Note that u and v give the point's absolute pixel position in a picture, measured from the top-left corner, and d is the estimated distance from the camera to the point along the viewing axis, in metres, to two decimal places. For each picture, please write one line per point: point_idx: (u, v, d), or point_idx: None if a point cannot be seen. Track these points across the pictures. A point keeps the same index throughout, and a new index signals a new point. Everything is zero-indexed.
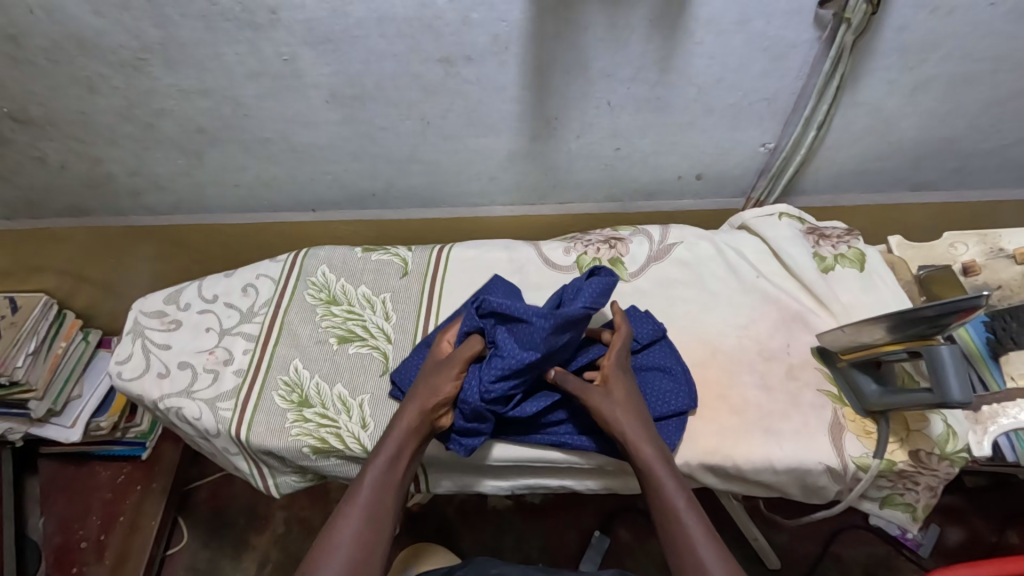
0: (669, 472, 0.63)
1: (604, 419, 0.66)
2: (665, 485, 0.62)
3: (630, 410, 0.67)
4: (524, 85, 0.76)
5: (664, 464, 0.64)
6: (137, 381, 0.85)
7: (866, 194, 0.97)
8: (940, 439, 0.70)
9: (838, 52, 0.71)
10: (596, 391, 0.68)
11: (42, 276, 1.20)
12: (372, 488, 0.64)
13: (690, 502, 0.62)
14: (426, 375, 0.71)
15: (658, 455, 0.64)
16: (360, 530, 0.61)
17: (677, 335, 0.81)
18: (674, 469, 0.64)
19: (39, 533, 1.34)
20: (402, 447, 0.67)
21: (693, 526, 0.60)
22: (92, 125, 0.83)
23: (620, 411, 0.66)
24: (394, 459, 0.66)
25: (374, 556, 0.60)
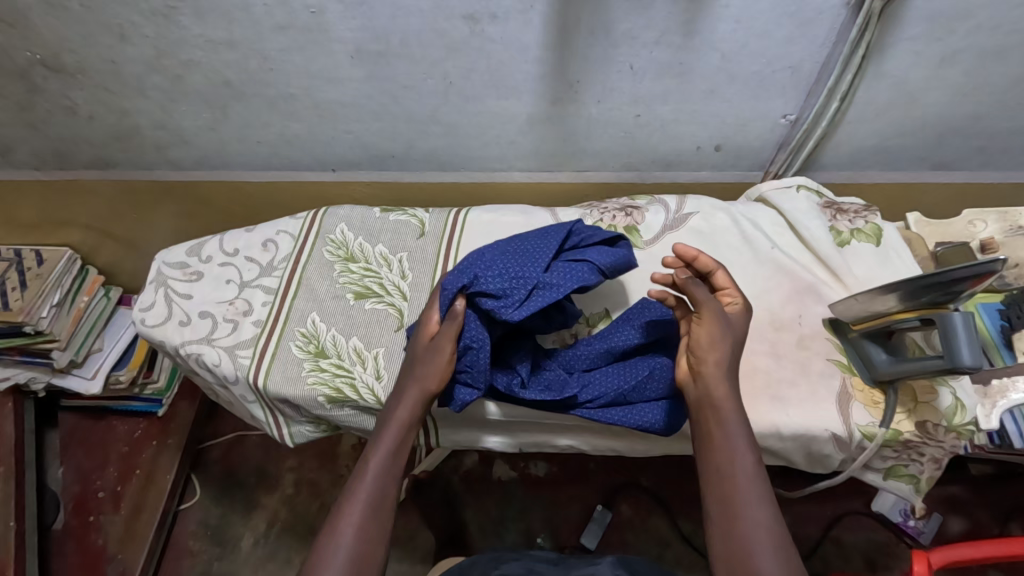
0: (745, 433, 0.63)
1: (708, 340, 0.66)
2: (731, 438, 0.62)
3: (721, 352, 0.66)
4: (547, 46, 0.76)
5: (752, 455, 0.62)
6: (160, 328, 0.87)
7: (886, 171, 0.97)
8: (948, 412, 0.71)
9: (866, 19, 0.71)
10: (716, 310, 0.67)
11: (67, 230, 1.23)
12: (374, 475, 0.65)
13: (756, 466, 0.61)
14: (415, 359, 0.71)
15: (735, 413, 0.64)
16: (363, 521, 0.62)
17: None
18: (745, 425, 0.64)
19: (59, 483, 1.39)
20: (399, 437, 0.68)
21: (754, 485, 0.60)
22: (122, 75, 0.85)
23: (719, 348, 0.66)
24: (393, 450, 0.68)
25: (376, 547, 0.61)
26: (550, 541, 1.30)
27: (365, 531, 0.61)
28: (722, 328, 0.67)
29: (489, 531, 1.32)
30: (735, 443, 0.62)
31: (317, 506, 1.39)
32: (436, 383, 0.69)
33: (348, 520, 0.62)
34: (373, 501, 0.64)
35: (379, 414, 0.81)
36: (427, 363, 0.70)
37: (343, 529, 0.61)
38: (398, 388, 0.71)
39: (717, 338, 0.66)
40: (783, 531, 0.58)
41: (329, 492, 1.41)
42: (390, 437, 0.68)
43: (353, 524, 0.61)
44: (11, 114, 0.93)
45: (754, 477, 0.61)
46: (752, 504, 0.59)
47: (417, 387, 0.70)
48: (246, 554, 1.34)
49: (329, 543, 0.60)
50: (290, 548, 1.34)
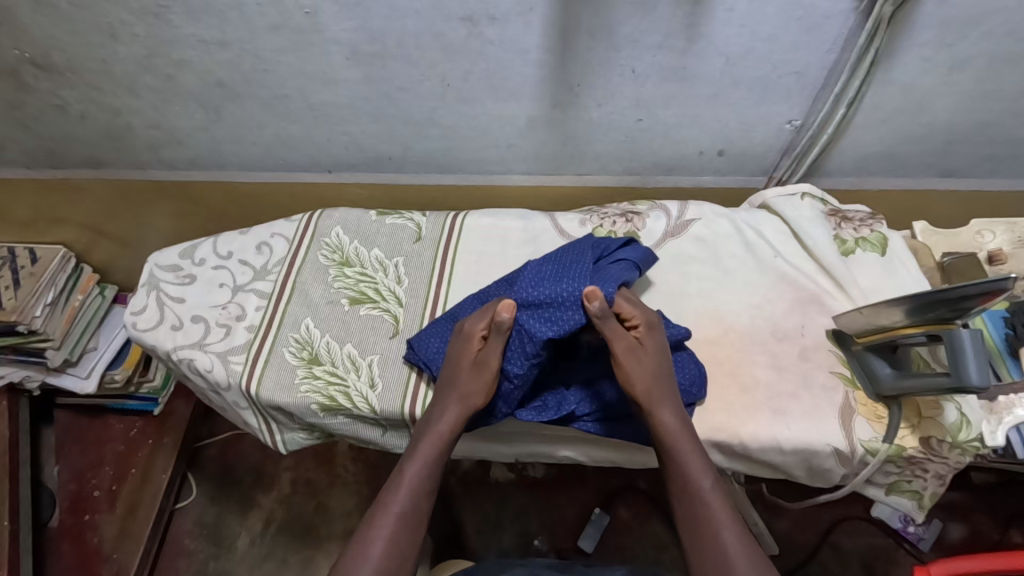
0: (698, 458, 0.65)
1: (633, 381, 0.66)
2: (687, 463, 0.64)
3: (652, 382, 0.66)
4: (547, 49, 0.74)
5: (709, 478, 0.64)
6: (152, 332, 0.86)
7: (892, 178, 0.95)
8: (953, 428, 0.69)
9: (875, 24, 0.69)
10: (631, 350, 0.67)
11: (60, 228, 1.21)
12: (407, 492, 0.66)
13: (715, 489, 0.64)
14: (450, 375, 0.71)
15: (686, 436, 0.66)
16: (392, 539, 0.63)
17: (690, 312, 0.80)
18: (698, 446, 0.66)
19: (54, 480, 1.37)
20: (436, 453, 0.68)
21: (717, 508, 0.63)
22: (114, 74, 0.83)
23: (649, 379, 0.67)
24: (429, 466, 0.68)
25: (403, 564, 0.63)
26: (547, 544, 1.30)
27: (393, 548, 0.63)
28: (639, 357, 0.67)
29: (486, 533, 1.31)
30: (690, 469, 0.64)
31: (313, 507, 1.38)
32: (479, 400, 0.69)
33: (378, 535, 0.63)
34: (403, 518, 0.65)
35: (373, 422, 0.80)
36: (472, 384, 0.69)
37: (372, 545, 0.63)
38: (436, 402, 0.71)
39: (653, 367, 0.67)
40: (755, 550, 0.61)
41: (325, 493, 1.40)
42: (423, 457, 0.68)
43: (382, 539, 0.63)
44: (1, 112, 0.91)
45: (718, 497, 0.63)
46: (720, 527, 0.62)
47: (458, 405, 0.69)
48: (242, 554, 1.33)
49: (358, 557, 0.62)
50: (286, 548, 1.34)
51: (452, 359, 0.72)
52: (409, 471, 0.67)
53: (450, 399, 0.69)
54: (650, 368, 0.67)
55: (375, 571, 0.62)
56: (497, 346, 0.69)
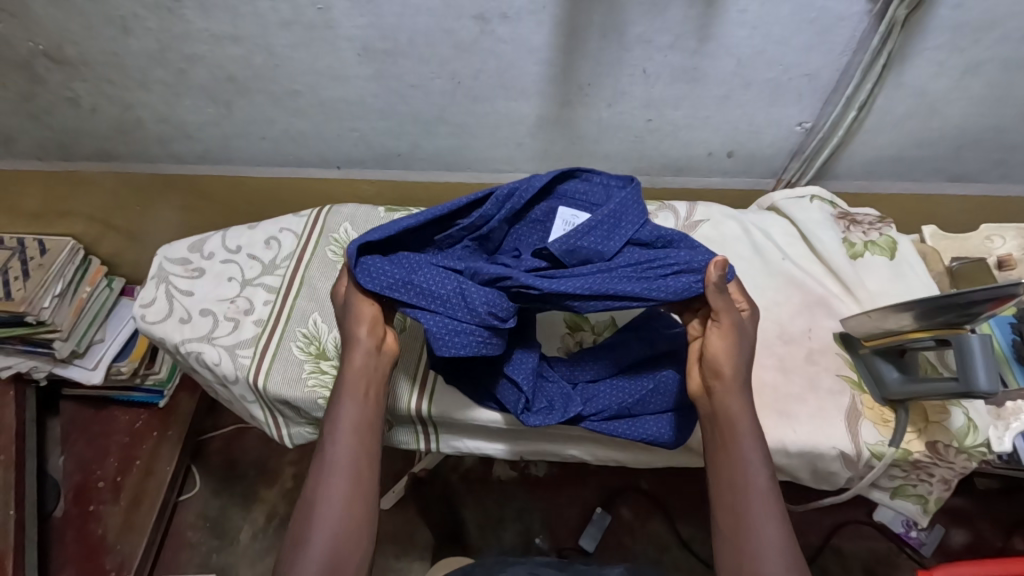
0: (755, 447, 0.61)
1: (719, 357, 0.63)
2: (740, 451, 0.61)
3: (739, 367, 0.63)
4: (559, 48, 0.74)
5: (761, 470, 0.61)
6: (161, 324, 0.86)
7: (901, 182, 0.95)
8: (960, 432, 0.69)
9: (888, 27, 0.69)
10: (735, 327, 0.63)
11: (69, 220, 1.22)
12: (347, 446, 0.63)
13: (769, 484, 0.60)
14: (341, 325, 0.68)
15: (749, 423, 0.62)
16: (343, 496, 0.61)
17: None
18: (759, 437, 0.62)
19: (60, 471, 1.38)
20: (364, 402, 0.65)
21: (761, 495, 0.59)
22: (125, 68, 0.83)
23: (735, 363, 0.63)
24: (361, 417, 0.65)
25: (355, 517, 0.60)
26: (548, 542, 1.30)
27: (347, 500, 0.61)
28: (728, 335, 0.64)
29: (487, 530, 1.31)
30: (745, 454, 0.61)
31: None
32: (369, 333, 0.66)
33: (330, 490, 0.61)
34: (349, 468, 0.62)
35: None
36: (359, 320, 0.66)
37: (325, 502, 0.60)
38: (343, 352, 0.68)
39: (737, 345, 0.64)
40: (790, 538, 0.58)
41: None
42: (357, 400, 0.65)
43: (337, 495, 0.61)
44: (13, 104, 0.91)
45: (764, 486, 0.60)
46: (762, 519, 0.58)
47: (360, 348, 0.66)
48: (245, 547, 1.34)
49: (312, 518, 0.60)
50: None
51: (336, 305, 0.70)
52: (341, 418, 0.64)
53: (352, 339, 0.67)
54: (742, 353, 0.64)
55: (331, 529, 0.59)
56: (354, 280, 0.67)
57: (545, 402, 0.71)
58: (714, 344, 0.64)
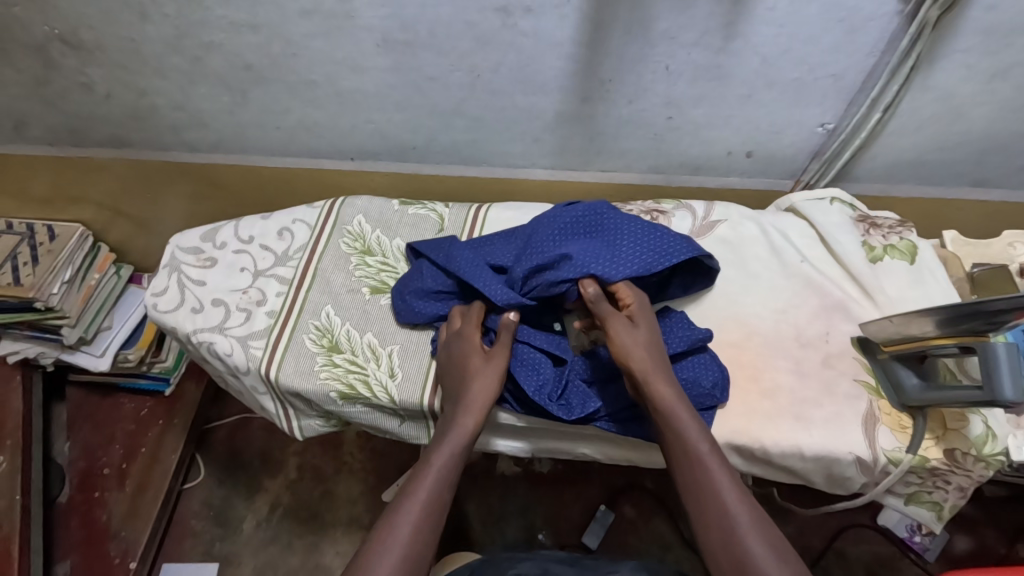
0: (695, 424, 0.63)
1: (624, 347, 0.67)
2: (686, 436, 0.62)
3: (649, 352, 0.67)
4: (581, 42, 0.73)
5: (705, 441, 0.62)
6: (172, 313, 0.86)
7: (922, 186, 0.94)
8: (978, 441, 0.68)
9: (918, 28, 0.68)
10: (620, 318, 0.69)
11: (79, 207, 1.21)
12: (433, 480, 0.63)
13: (712, 452, 0.62)
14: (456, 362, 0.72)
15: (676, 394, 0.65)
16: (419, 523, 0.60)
17: (714, 315, 0.79)
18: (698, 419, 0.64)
19: (65, 457, 1.38)
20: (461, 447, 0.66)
21: (719, 474, 0.60)
22: (141, 54, 0.82)
23: (640, 346, 0.67)
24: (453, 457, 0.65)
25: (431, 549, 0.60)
26: (552, 538, 1.30)
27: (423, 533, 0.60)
28: (634, 330, 0.68)
29: (491, 526, 1.31)
30: (686, 434, 0.63)
31: (321, 492, 1.39)
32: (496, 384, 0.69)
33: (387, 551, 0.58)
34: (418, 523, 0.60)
35: (391, 412, 0.80)
36: (477, 379, 0.69)
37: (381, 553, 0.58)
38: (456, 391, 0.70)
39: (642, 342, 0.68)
40: (759, 518, 0.58)
41: (333, 479, 1.40)
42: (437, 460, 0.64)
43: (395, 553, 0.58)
44: (27, 88, 0.91)
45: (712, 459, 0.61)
46: (722, 491, 0.59)
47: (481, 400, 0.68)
48: (249, 537, 1.34)
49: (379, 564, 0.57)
50: (291, 532, 1.34)
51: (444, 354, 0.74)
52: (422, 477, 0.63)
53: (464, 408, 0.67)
54: (650, 341, 0.68)
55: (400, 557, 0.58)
56: (507, 339, 0.72)
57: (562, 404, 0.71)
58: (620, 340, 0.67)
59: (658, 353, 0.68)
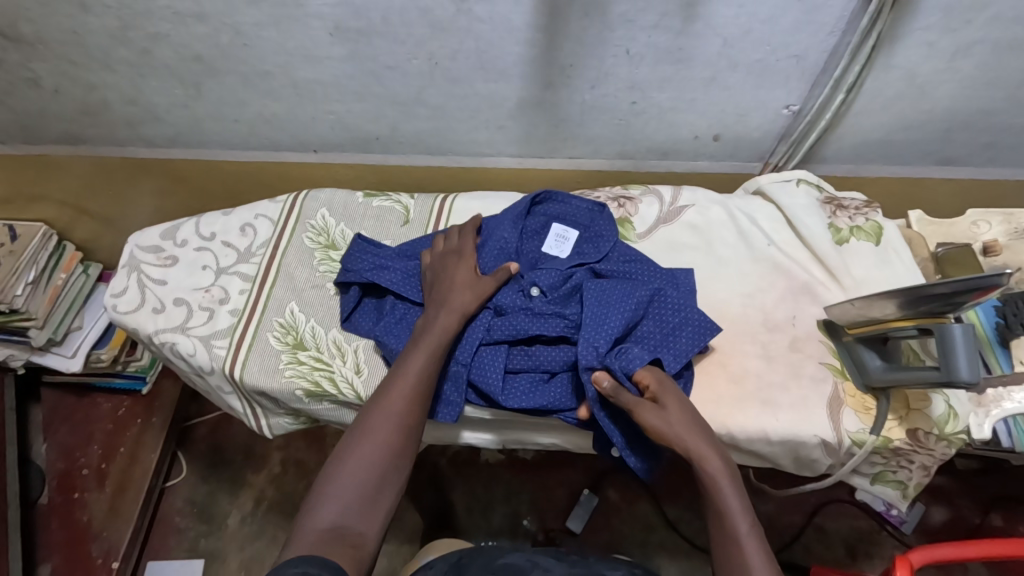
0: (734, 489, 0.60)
1: (653, 434, 0.63)
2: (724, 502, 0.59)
3: (684, 436, 0.62)
4: (538, 27, 0.71)
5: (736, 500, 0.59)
6: (133, 314, 0.84)
7: (890, 166, 0.93)
8: (940, 420, 0.69)
9: (878, 7, 0.67)
10: (646, 404, 0.64)
11: (38, 205, 1.17)
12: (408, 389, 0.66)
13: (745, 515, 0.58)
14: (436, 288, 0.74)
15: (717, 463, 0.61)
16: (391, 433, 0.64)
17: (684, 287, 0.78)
18: (740, 489, 0.60)
19: (43, 459, 1.36)
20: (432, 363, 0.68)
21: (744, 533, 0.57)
22: (86, 47, 0.79)
23: (669, 430, 0.63)
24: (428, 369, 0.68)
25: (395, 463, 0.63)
26: (536, 523, 1.31)
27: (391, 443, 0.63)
28: (662, 415, 0.64)
29: (476, 513, 1.32)
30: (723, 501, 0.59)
31: (305, 485, 1.38)
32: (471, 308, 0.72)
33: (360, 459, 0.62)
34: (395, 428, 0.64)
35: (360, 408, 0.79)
36: (456, 290, 0.73)
37: (361, 450, 0.62)
38: (431, 304, 0.73)
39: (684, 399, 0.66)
40: None
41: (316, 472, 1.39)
42: (424, 353, 0.68)
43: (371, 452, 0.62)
44: None
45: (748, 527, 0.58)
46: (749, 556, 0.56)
47: (451, 317, 0.71)
48: (233, 532, 1.34)
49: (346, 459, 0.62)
50: (277, 526, 1.34)
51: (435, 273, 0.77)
52: (393, 389, 0.66)
53: (440, 306, 0.72)
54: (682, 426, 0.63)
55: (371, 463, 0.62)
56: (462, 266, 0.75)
57: (515, 398, 0.72)
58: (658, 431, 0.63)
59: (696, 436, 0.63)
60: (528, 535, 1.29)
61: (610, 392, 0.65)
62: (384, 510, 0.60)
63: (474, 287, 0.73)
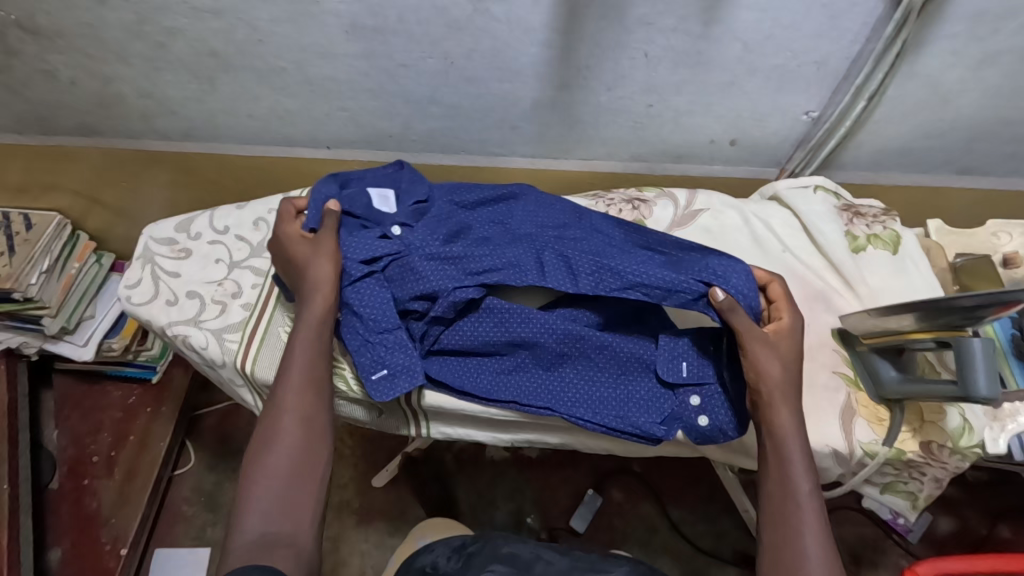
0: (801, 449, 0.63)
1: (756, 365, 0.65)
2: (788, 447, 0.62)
3: (781, 376, 0.65)
4: (555, 29, 0.71)
5: (797, 450, 0.62)
6: (146, 306, 0.85)
7: (909, 174, 0.92)
8: (954, 433, 0.69)
9: (903, 14, 0.66)
10: (760, 337, 0.66)
11: (52, 194, 1.18)
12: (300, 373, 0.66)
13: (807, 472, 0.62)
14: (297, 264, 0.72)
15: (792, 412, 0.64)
16: (295, 420, 0.64)
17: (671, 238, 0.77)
18: (806, 449, 0.63)
19: (53, 444, 1.37)
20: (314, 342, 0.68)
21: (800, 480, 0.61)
22: (104, 40, 0.80)
23: (773, 368, 0.65)
24: (313, 346, 0.67)
25: (311, 443, 0.63)
26: (540, 521, 1.31)
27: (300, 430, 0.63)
28: (769, 350, 0.66)
29: (480, 510, 1.32)
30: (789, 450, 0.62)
31: None
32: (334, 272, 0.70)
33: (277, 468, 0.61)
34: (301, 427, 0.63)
35: (369, 404, 0.79)
36: (314, 264, 0.70)
37: (270, 459, 0.61)
38: (298, 285, 0.71)
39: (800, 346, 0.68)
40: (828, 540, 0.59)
41: None
42: (307, 336, 0.67)
43: (287, 444, 0.62)
44: None
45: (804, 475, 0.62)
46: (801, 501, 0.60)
47: (320, 290, 0.69)
48: None
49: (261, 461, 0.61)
50: None
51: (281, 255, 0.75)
52: (290, 377, 0.66)
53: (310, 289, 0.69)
54: (785, 365, 0.65)
55: (286, 454, 0.62)
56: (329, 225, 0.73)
57: (510, 393, 0.73)
58: (762, 364, 0.65)
59: (791, 382, 0.65)
60: (531, 532, 1.29)
61: (725, 306, 0.66)
62: (314, 490, 0.62)
63: (323, 253, 0.71)
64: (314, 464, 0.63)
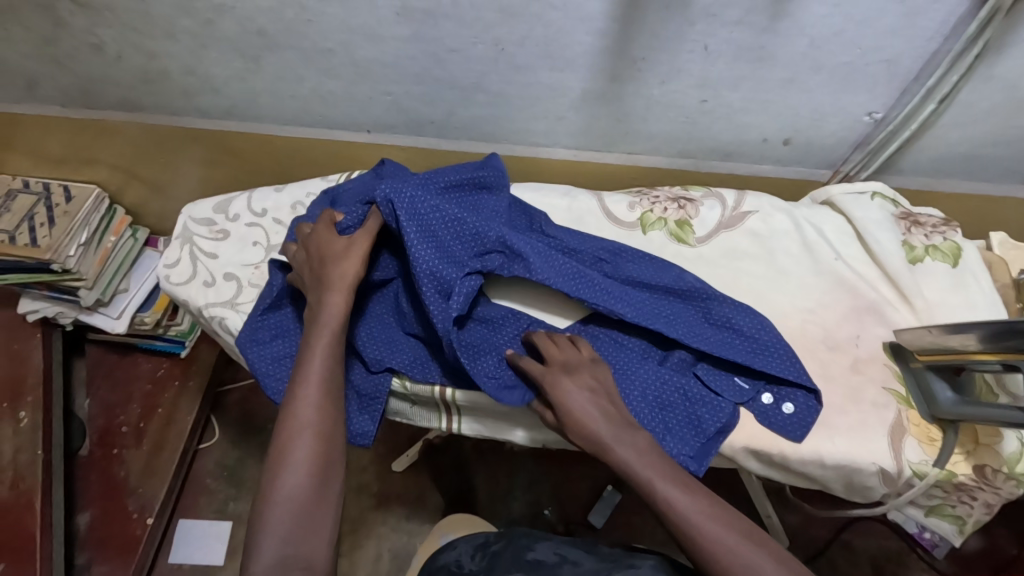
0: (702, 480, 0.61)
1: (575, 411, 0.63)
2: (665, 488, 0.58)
3: (586, 410, 0.63)
4: (613, 18, 0.68)
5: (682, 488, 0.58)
6: (184, 287, 0.85)
7: (969, 182, 0.88)
8: (1010, 458, 0.66)
9: (989, 13, 0.62)
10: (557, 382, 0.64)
11: (91, 168, 1.18)
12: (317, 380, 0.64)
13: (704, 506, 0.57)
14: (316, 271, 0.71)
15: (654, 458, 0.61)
16: (315, 428, 0.62)
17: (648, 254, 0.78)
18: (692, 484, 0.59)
19: (85, 413, 1.39)
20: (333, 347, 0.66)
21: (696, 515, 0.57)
22: (151, 15, 0.79)
23: (587, 406, 0.63)
24: (329, 345, 0.66)
25: (331, 459, 0.61)
26: (558, 515, 1.30)
27: (317, 441, 0.61)
28: (569, 387, 0.64)
29: (499, 500, 1.31)
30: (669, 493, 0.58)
31: None
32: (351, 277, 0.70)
33: (298, 450, 0.60)
34: (319, 425, 0.62)
35: (404, 397, 0.78)
36: (342, 267, 0.70)
37: (290, 472, 0.59)
38: (314, 292, 0.70)
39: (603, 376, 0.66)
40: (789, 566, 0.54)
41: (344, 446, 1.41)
42: (323, 346, 0.66)
43: (305, 454, 0.60)
44: (36, 48, 0.88)
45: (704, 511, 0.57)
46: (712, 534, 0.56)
47: (339, 295, 0.68)
48: None
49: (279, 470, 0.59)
50: None
51: (296, 268, 0.74)
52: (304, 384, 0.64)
53: (329, 291, 0.69)
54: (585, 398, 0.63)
55: (305, 464, 0.59)
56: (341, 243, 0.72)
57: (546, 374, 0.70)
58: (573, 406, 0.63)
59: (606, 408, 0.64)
60: (548, 525, 1.28)
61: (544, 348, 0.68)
62: (332, 512, 0.59)
63: (348, 260, 0.70)
64: (332, 479, 0.60)
